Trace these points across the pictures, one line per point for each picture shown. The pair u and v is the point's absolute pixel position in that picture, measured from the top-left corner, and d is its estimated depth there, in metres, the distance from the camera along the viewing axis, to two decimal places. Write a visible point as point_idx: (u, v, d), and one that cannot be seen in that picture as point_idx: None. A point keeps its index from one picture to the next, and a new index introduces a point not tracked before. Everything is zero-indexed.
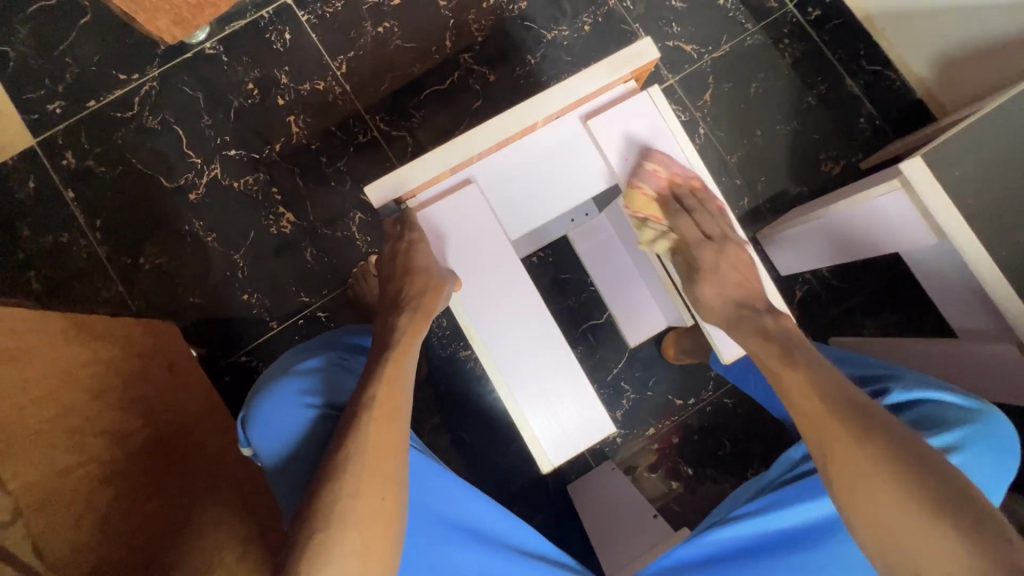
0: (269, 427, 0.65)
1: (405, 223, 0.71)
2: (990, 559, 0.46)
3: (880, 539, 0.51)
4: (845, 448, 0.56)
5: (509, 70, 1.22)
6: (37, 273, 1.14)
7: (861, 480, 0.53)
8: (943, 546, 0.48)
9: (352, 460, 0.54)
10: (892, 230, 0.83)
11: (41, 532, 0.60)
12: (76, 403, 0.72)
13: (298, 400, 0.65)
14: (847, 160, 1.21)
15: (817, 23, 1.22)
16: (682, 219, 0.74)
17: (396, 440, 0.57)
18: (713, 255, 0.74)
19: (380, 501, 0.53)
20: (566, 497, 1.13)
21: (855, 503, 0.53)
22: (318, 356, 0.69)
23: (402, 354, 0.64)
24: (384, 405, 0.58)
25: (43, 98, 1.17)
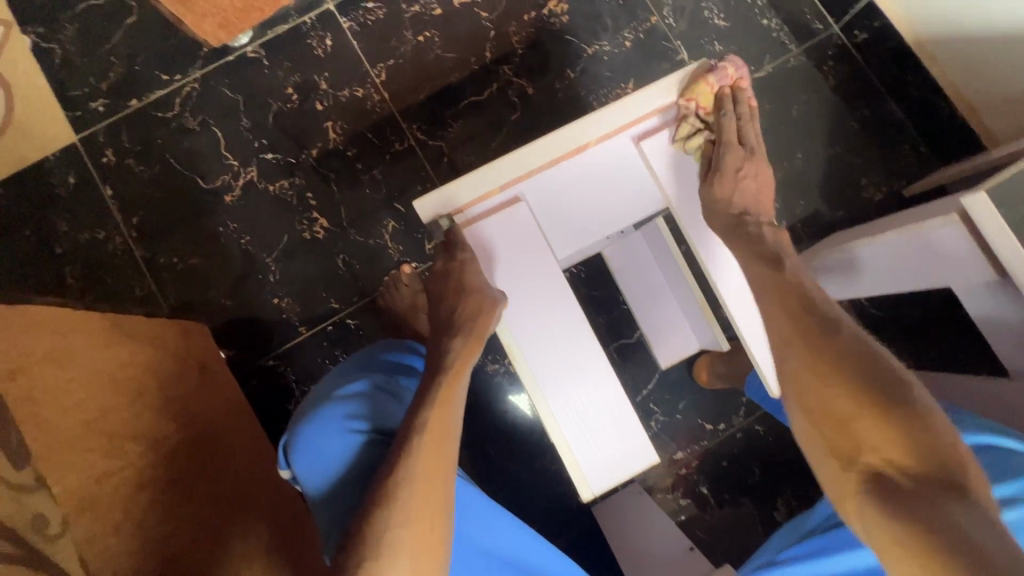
0: (314, 453, 0.64)
1: (453, 240, 0.70)
2: (927, 442, 0.50)
3: (826, 421, 0.55)
4: (811, 347, 0.58)
5: (548, 83, 1.22)
6: (72, 268, 1.15)
7: (822, 369, 0.56)
8: (886, 430, 0.52)
9: (404, 488, 0.53)
10: (945, 265, 0.81)
11: (82, 541, 0.59)
12: (116, 405, 0.72)
13: (345, 426, 0.65)
14: (889, 187, 1.19)
15: (864, 46, 1.20)
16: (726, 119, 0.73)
17: (447, 467, 0.56)
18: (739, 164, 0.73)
19: (431, 530, 0.52)
20: (590, 518, 1.11)
21: (811, 391, 0.57)
22: (363, 380, 0.69)
23: (455, 378, 0.63)
24: (435, 431, 0.57)
25: (86, 95, 1.18)
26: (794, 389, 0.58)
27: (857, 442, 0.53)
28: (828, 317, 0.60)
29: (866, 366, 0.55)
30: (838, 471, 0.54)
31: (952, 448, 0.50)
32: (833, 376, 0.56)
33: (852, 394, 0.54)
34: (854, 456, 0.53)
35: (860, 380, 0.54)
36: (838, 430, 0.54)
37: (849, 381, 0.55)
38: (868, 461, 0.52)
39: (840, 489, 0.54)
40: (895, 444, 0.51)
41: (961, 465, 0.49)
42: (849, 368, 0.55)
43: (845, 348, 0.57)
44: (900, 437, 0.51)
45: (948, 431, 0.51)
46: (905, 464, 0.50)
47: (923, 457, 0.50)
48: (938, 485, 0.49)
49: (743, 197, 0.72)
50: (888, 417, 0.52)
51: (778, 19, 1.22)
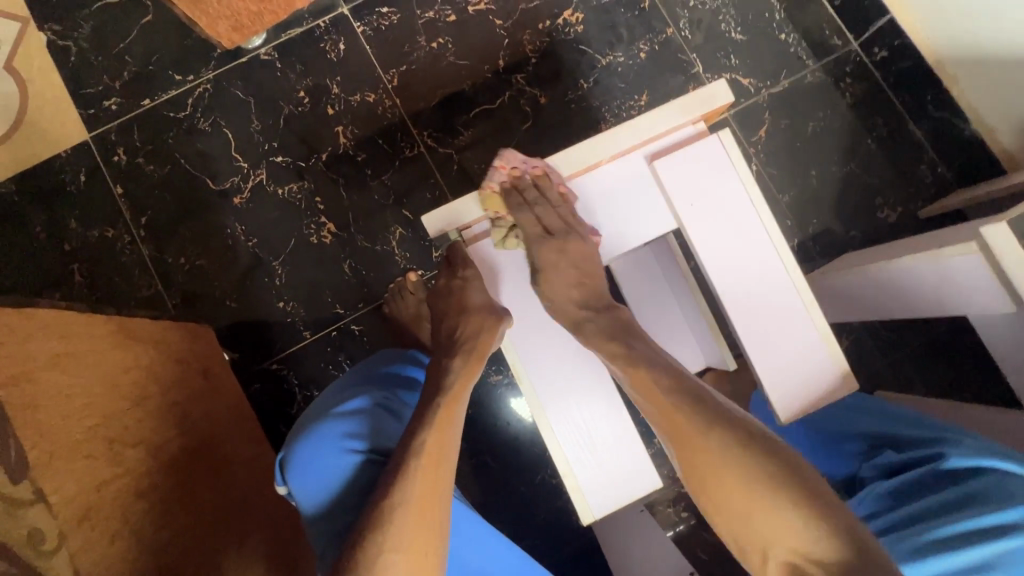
0: (311, 471, 0.65)
1: (456, 256, 0.72)
2: (818, 524, 0.50)
3: (731, 519, 0.55)
4: (694, 445, 0.58)
5: (560, 93, 1.21)
6: (80, 266, 1.15)
7: (710, 467, 0.57)
8: (784, 522, 0.52)
9: (398, 513, 0.53)
10: (959, 292, 0.79)
11: (77, 550, 0.58)
12: (117, 411, 0.72)
13: (342, 445, 0.65)
14: (905, 208, 1.17)
15: (883, 64, 1.18)
16: (524, 207, 0.71)
17: (442, 492, 0.56)
18: (555, 255, 0.70)
19: (424, 556, 0.53)
20: (589, 535, 1.09)
21: (708, 490, 0.57)
22: (362, 396, 0.69)
23: (454, 398, 0.63)
24: (432, 455, 0.57)
25: (100, 93, 1.18)
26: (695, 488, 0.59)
27: (761, 539, 0.53)
28: (703, 404, 0.60)
29: (746, 452, 0.56)
30: (761, 566, 0.54)
31: (846, 524, 0.50)
32: (720, 470, 0.56)
33: (739, 487, 0.54)
34: (767, 552, 0.53)
35: (744, 473, 0.55)
36: (743, 530, 0.54)
37: (736, 473, 0.55)
38: (780, 556, 0.52)
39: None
40: (795, 535, 0.51)
41: (859, 544, 0.49)
42: (731, 460, 0.56)
43: (721, 439, 0.57)
44: (795, 526, 0.51)
45: (832, 500, 0.52)
46: (813, 554, 0.50)
47: (827, 543, 0.50)
48: (847, 572, 0.48)
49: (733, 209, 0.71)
50: (778, 505, 0.52)
51: (796, 34, 1.20)
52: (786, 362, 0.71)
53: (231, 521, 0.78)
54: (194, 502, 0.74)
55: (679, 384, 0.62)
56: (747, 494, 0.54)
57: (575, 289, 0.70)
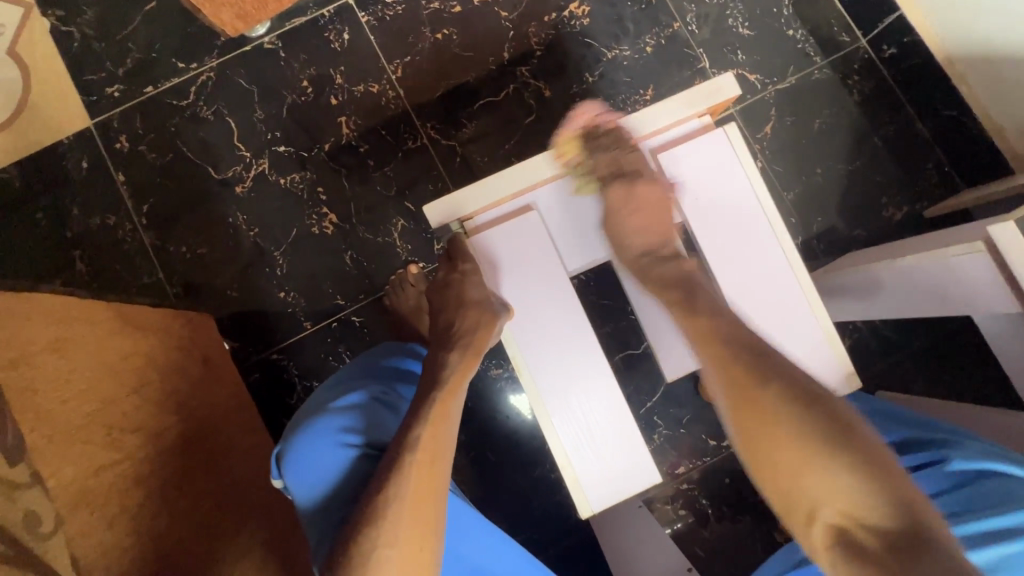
0: (307, 465, 0.64)
1: (456, 249, 0.71)
2: (874, 486, 0.48)
3: (778, 476, 0.53)
4: (748, 398, 0.56)
5: (565, 86, 1.20)
6: (81, 253, 1.15)
7: (762, 420, 0.54)
8: (838, 483, 0.49)
9: (392, 508, 0.53)
10: (965, 292, 0.78)
11: (76, 535, 0.58)
12: (116, 397, 0.71)
13: (338, 439, 0.64)
14: (910, 207, 1.17)
15: (891, 62, 1.17)
16: (598, 151, 0.72)
17: (438, 487, 0.56)
18: (623, 192, 0.70)
19: (418, 551, 0.52)
20: (587, 530, 1.09)
21: (757, 445, 0.55)
22: (359, 391, 0.68)
23: (450, 392, 0.62)
24: (427, 449, 0.56)
25: (103, 80, 1.18)
26: (742, 443, 0.56)
27: (810, 498, 0.50)
28: (766, 359, 0.58)
29: (807, 411, 0.53)
30: (803, 528, 0.51)
31: (903, 491, 0.48)
32: (774, 425, 0.53)
33: (794, 444, 0.52)
34: (812, 512, 0.50)
35: (804, 430, 0.52)
36: (789, 487, 0.52)
37: (791, 429, 0.52)
38: (827, 516, 0.49)
39: (811, 548, 0.51)
40: (848, 497, 0.48)
41: (920, 513, 0.46)
42: (789, 415, 0.53)
43: (779, 393, 0.54)
44: (850, 489, 0.48)
45: (895, 470, 0.49)
46: (864, 516, 0.48)
47: (884, 509, 0.47)
48: (901, 542, 0.45)
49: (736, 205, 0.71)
50: (835, 465, 0.49)
51: (804, 30, 1.19)
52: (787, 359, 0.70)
53: (229, 509, 0.78)
54: (191, 491, 0.74)
55: (740, 341, 0.60)
56: (804, 451, 0.51)
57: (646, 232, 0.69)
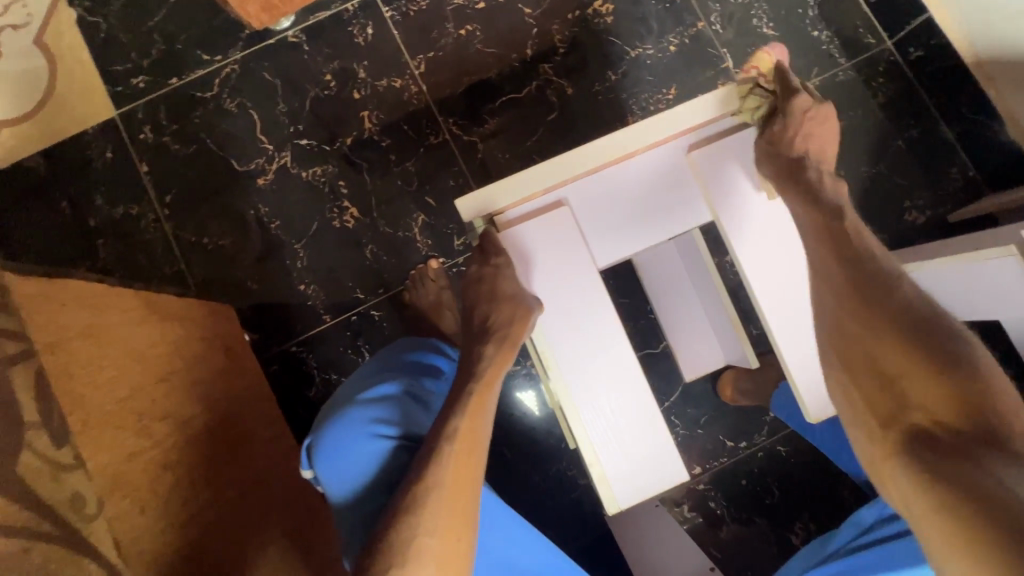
0: (341, 456, 0.65)
1: (489, 244, 0.70)
2: (962, 396, 0.52)
3: (872, 377, 0.58)
4: (864, 305, 0.60)
5: (588, 84, 1.20)
6: (105, 242, 1.16)
7: (871, 326, 0.59)
8: (930, 387, 0.54)
9: (432, 496, 0.53)
10: (997, 296, 0.78)
11: (114, 517, 0.59)
12: (147, 384, 0.72)
13: (372, 431, 0.65)
14: (933, 211, 1.16)
15: (916, 64, 1.16)
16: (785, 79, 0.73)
17: (475, 477, 0.56)
18: (811, 111, 0.70)
19: (457, 540, 0.53)
20: (602, 528, 1.09)
21: (857, 347, 0.60)
22: (391, 383, 0.69)
23: (485, 387, 0.63)
24: (465, 440, 0.57)
25: (128, 71, 1.19)
26: (843, 346, 0.61)
27: (903, 399, 0.55)
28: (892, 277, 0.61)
29: (918, 326, 0.57)
30: (877, 428, 0.57)
31: (993, 406, 0.51)
32: (882, 331, 0.58)
33: (898, 352, 0.57)
34: (896, 413, 0.55)
35: (910, 339, 0.57)
36: (881, 386, 0.57)
37: (898, 338, 0.57)
38: (912, 418, 0.54)
39: (881, 442, 0.56)
40: (940, 401, 0.53)
41: (1004, 425, 0.50)
42: (896, 327, 0.58)
43: (896, 305, 0.59)
44: (941, 393, 0.53)
45: (999, 388, 0.53)
46: (945, 420, 0.52)
47: (972, 415, 0.51)
48: (982, 442, 0.50)
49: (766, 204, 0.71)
50: (934, 374, 0.54)
51: (829, 31, 1.19)
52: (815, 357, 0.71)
53: (254, 499, 0.79)
54: (219, 480, 0.75)
55: (869, 262, 0.63)
56: (907, 357, 0.56)
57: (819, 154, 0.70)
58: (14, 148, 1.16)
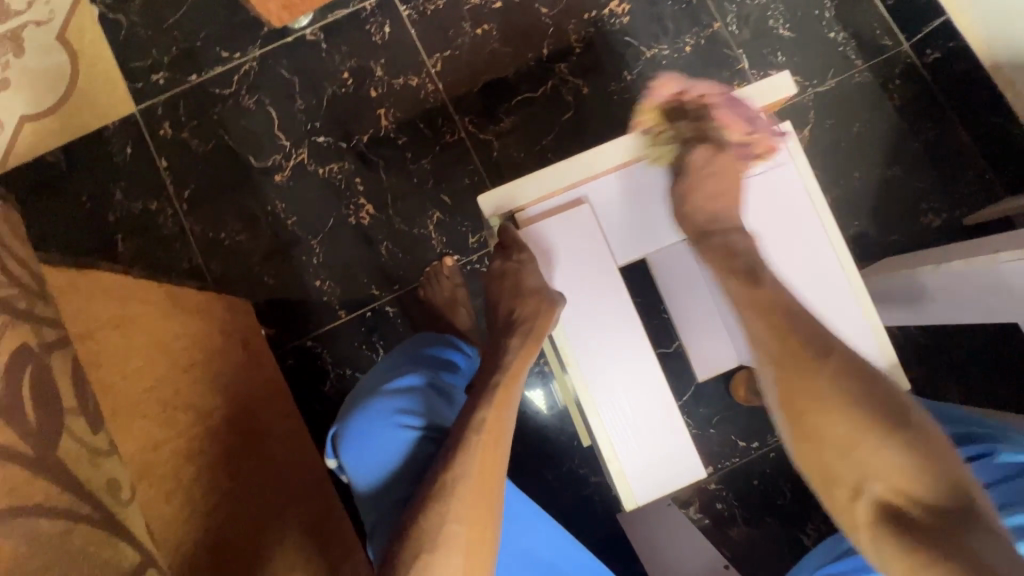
0: (368, 444, 0.66)
1: (510, 240, 0.71)
2: (922, 463, 0.51)
3: (827, 450, 0.54)
4: (803, 371, 0.57)
5: (603, 84, 1.20)
6: (124, 236, 1.18)
7: (815, 394, 0.55)
8: (888, 457, 0.52)
9: (459, 484, 0.54)
10: (1013, 296, 0.78)
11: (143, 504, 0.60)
12: (172, 375, 0.73)
13: (397, 422, 0.66)
14: (949, 214, 1.15)
15: (933, 66, 1.16)
16: (682, 122, 0.76)
17: (500, 468, 0.57)
18: (709, 154, 0.72)
19: (482, 530, 0.53)
20: (614, 526, 1.10)
21: (805, 418, 0.56)
22: (415, 375, 0.70)
23: (512, 379, 0.65)
24: (491, 431, 0.59)
25: (148, 67, 1.20)
26: (788, 417, 0.57)
27: (863, 472, 0.53)
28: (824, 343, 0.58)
29: (868, 394, 0.55)
30: (844, 501, 0.54)
31: (950, 468, 0.51)
32: (825, 399, 0.55)
33: (854, 425, 0.54)
34: (859, 487, 0.53)
35: (861, 412, 0.54)
36: (839, 459, 0.54)
37: (845, 405, 0.54)
38: (876, 490, 0.52)
39: (850, 520, 0.54)
40: (900, 470, 0.52)
41: (962, 489, 0.50)
42: (840, 391, 0.55)
43: (833, 369, 0.56)
44: (904, 464, 0.51)
45: (948, 451, 0.52)
46: (912, 490, 0.51)
47: (934, 484, 0.51)
48: (950, 514, 0.49)
49: None
50: (890, 441, 0.52)
51: (846, 33, 1.19)
52: None
53: (273, 490, 0.80)
54: (241, 470, 0.76)
55: (790, 318, 0.61)
56: (863, 432, 0.53)
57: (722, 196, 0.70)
58: (37, 143, 1.18)
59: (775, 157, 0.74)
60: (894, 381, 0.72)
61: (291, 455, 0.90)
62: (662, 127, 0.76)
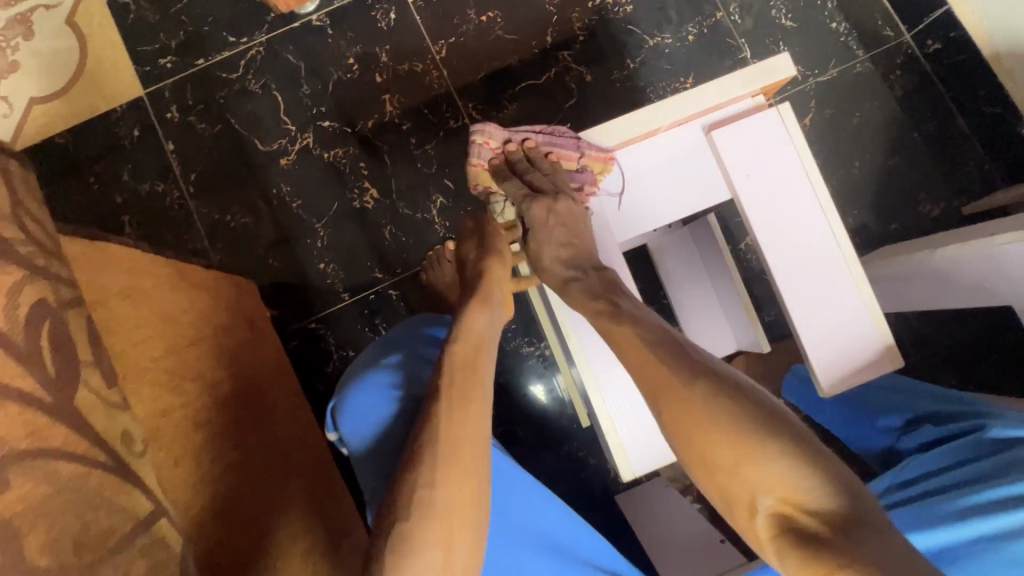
0: (355, 417, 0.68)
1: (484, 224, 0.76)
2: (807, 471, 0.46)
3: (713, 471, 0.50)
4: (674, 394, 0.54)
5: (606, 71, 1.21)
6: (131, 218, 1.19)
7: (688, 415, 0.52)
8: (771, 471, 0.46)
9: (431, 450, 0.55)
10: (1013, 281, 0.79)
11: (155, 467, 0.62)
12: (180, 346, 0.75)
13: (378, 395, 0.68)
14: (949, 204, 1.16)
15: (934, 57, 1.17)
16: (511, 180, 0.76)
17: (473, 430, 0.57)
18: (543, 212, 0.72)
19: (460, 490, 0.54)
20: (612, 508, 1.11)
21: (686, 441, 0.52)
22: (398, 350, 0.71)
23: (467, 341, 0.64)
24: (453, 394, 0.59)
25: (156, 52, 1.22)
26: (674, 443, 0.53)
27: (750, 490, 0.47)
28: (698, 363, 0.55)
29: (743, 403, 0.50)
30: (746, 523, 0.48)
31: (839, 472, 0.46)
32: (698, 419, 0.51)
33: (731, 439, 0.49)
34: (753, 506, 0.47)
35: (737, 424, 0.49)
36: (726, 481, 0.49)
37: (714, 422, 0.50)
38: (768, 508, 0.47)
39: (758, 544, 0.48)
40: (786, 483, 0.46)
41: (855, 496, 0.44)
42: (709, 406, 0.51)
43: (698, 386, 0.53)
44: (787, 475, 0.46)
45: (831, 456, 0.47)
46: (803, 504, 0.45)
47: (826, 494, 0.44)
48: (846, 525, 0.43)
49: (785, 183, 0.73)
50: (767, 453, 0.47)
51: (847, 23, 1.20)
52: (828, 332, 0.72)
53: (278, 463, 0.81)
54: (246, 443, 0.77)
55: (663, 344, 0.58)
56: (741, 445, 0.48)
57: (563, 247, 0.72)
58: (45, 125, 1.19)
59: (774, 137, 0.73)
60: (887, 358, 0.73)
61: (296, 431, 0.92)
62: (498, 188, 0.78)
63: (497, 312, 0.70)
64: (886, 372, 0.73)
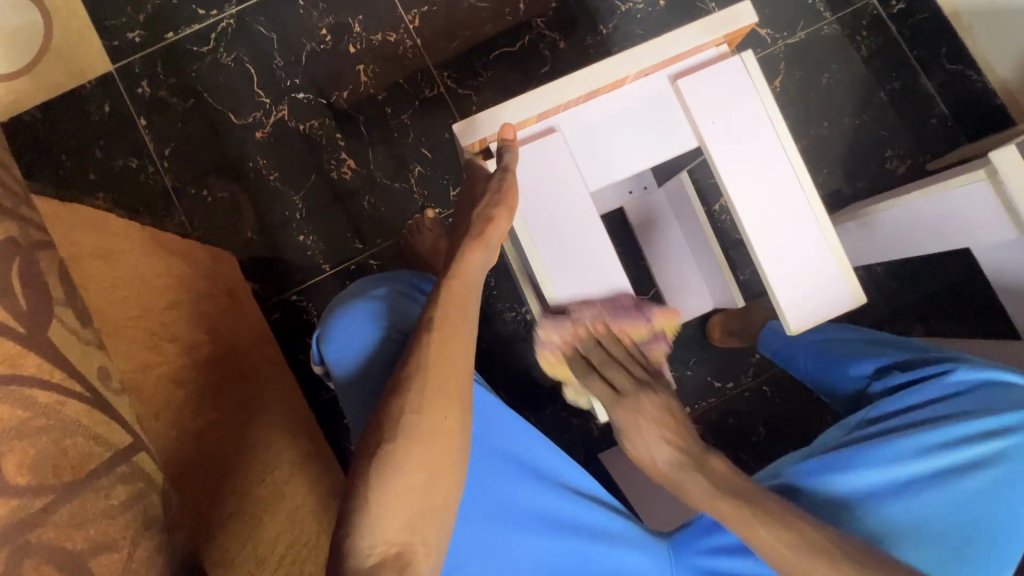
0: (341, 350, 0.72)
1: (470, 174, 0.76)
2: None
3: None
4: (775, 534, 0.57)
5: (580, 38, 1.22)
6: (105, 194, 1.18)
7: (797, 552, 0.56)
8: None
9: (417, 378, 0.56)
10: (969, 224, 0.82)
11: (144, 414, 0.62)
12: (155, 308, 0.75)
13: (367, 324, 0.72)
14: (914, 160, 1.20)
15: (898, 18, 1.20)
16: (588, 374, 0.72)
17: (458, 363, 0.58)
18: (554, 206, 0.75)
19: (443, 418, 0.55)
20: (595, 464, 1.14)
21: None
22: (385, 287, 0.76)
23: (461, 279, 0.65)
24: (443, 328, 0.60)
25: (123, 26, 1.20)
26: None
27: None
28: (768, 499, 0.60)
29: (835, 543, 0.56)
30: None
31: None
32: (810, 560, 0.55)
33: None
34: None
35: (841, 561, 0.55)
36: None
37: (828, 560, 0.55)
38: None
39: None
40: None
41: None
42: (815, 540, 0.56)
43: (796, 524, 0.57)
44: None
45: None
46: None
47: None
48: None
49: (749, 127, 0.75)
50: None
51: None
52: (796, 271, 0.75)
53: (261, 422, 0.82)
54: (228, 403, 0.78)
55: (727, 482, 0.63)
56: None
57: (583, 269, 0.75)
58: (12, 103, 1.17)
59: (739, 84, 0.75)
60: (851, 295, 0.75)
61: (278, 396, 0.93)
62: (571, 378, 0.75)
63: (491, 255, 0.70)
64: (847, 309, 0.76)
